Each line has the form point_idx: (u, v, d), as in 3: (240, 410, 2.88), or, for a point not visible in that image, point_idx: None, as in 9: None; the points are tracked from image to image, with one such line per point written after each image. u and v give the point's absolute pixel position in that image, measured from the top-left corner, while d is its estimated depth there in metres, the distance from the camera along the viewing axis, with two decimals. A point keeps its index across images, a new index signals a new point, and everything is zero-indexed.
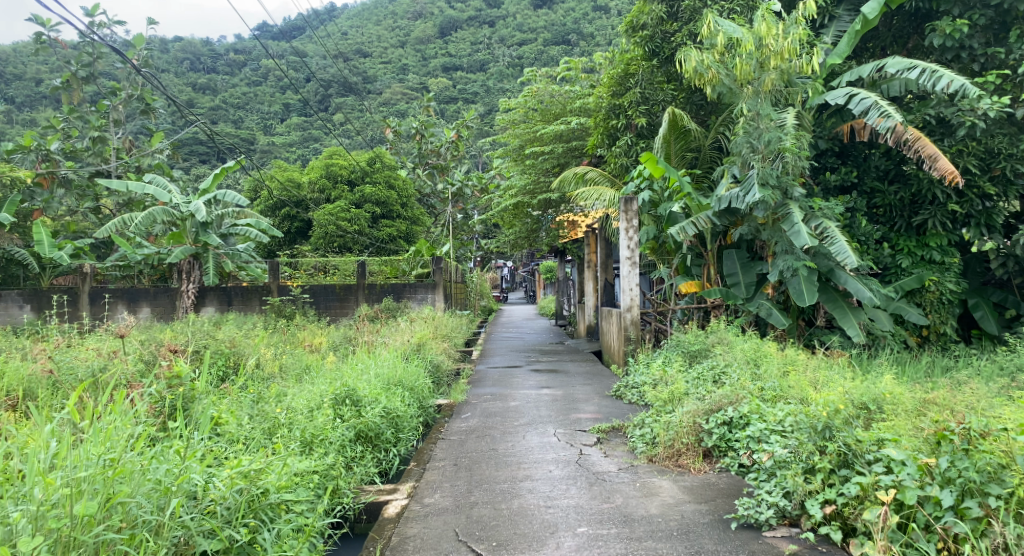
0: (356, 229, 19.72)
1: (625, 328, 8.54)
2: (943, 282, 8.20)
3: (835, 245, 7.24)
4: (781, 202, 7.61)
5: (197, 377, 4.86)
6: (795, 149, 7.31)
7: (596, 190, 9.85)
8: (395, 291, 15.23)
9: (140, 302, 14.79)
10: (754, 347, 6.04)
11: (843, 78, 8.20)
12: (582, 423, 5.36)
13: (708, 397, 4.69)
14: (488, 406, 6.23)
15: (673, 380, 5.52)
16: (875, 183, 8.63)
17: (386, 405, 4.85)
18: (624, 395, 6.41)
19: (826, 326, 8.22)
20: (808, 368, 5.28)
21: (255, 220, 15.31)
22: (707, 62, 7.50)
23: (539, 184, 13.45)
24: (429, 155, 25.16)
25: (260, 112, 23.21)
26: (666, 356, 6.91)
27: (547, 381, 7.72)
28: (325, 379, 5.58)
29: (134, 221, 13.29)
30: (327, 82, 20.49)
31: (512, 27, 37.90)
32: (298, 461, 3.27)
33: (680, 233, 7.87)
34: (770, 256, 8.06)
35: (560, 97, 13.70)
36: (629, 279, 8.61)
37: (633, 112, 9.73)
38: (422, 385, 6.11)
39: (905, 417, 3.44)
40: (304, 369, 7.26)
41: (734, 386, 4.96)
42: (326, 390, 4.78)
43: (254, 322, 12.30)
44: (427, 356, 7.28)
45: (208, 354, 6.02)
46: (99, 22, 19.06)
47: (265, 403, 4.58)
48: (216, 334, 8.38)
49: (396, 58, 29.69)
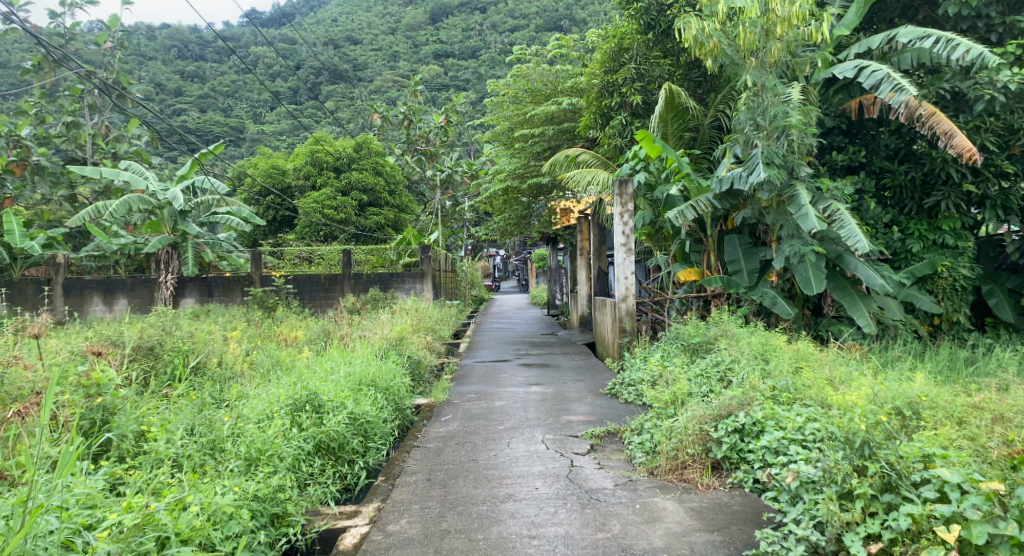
0: (341, 217, 19.06)
1: (620, 319, 8.02)
2: (956, 268, 7.73)
3: (845, 228, 6.72)
4: (786, 183, 7.06)
5: (139, 384, 4.33)
6: (802, 126, 6.76)
7: (588, 173, 9.30)
8: (382, 281, 14.61)
9: (117, 294, 14.21)
10: (761, 340, 5.52)
11: (851, 50, 7.61)
12: (573, 426, 4.85)
13: (714, 399, 4.17)
14: (469, 407, 5.70)
15: (674, 378, 5.01)
16: (885, 163, 8.09)
17: (350, 409, 4.34)
18: (620, 394, 5.88)
19: (833, 316, 7.72)
20: (824, 365, 4.77)
21: (236, 208, 14.76)
22: (708, 30, 6.88)
23: (529, 168, 12.88)
24: (418, 142, 24.57)
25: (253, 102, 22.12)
26: (665, 350, 6.39)
27: (536, 377, 7.19)
28: (287, 381, 5.04)
29: (108, 209, 12.71)
30: (318, 69, 19.93)
31: (504, 14, 37.11)
32: (223, 495, 2.72)
33: (679, 217, 7.32)
34: (773, 241, 7.54)
35: (550, 76, 13.07)
36: (624, 266, 8.06)
37: (628, 89, 9.16)
38: (399, 384, 5.58)
39: (955, 429, 2.94)
40: (277, 367, 6.70)
41: (742, 385, 4.44)
42: (283, 394, 4.26)
43: (233, 315, 11.75)
44: (406, 351, 6.74)
45: (169, 350, 5.47)
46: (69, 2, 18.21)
47: (213, 413, 4.05)
48: (184, 329, 7.83)
49: (386, 44, 28.90)
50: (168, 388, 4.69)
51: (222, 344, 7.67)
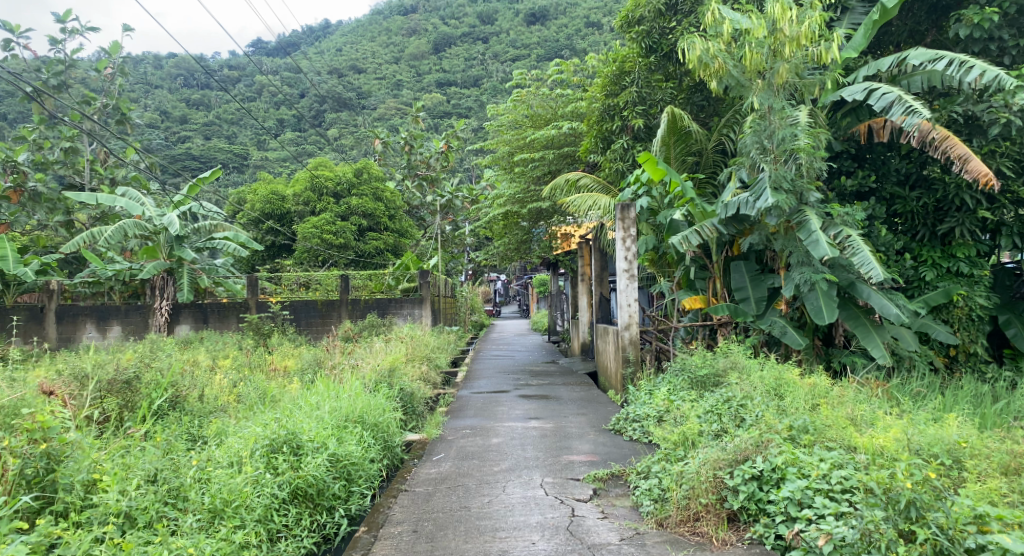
0: (340, 243, 18.82)
1: (623, 348, 7.69)
2: (972, 297, 7.43)
3: (858, 256, 6.44)
4: (796, 208, 6.80)
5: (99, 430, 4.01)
6: (811, 149, 6.52)
7: (589, 198, 9.05)
8: (379, 307, 14.27)
9: (110, 320, 13.85)
10: (775, 373, 5.19)
11: (859, 73, 7.41)
12: (574, 468, 4.50)
13: (728, 441, 3.83)
14: (463, 445, 5.35)
15: (683, 416, 4.68)
16: (895, 189, 7.83)
17: (331, 450, 4.01)
18: (624, 431, 5.52)
19: (845, 346, 7.38)
20: (845, 402, 4.45)
21: (234, 234, 14.54)
22: (713, 51, 6.66)
23: (529, 193, 12.65)
24: (418, 167, 24.20)
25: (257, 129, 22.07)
26: (671, 383, 6.06)
27: (535, 411, 6.84)
28: (267, 418, 4.70)
29: (102, 235, 12.51)
30: (322, 97, 19.98)
31: (506, 43, 37.45)
32: None
33: (683, 243, 7.06)
34: (782, 268, 7.26)
35: (550, 101, 12.93)
36: (626, 294, 7.75)
37: (629, 112, 8.95)
38: (389, 420, 5.24)
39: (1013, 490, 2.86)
40: (264, 400, 6.35)
41: (756, 426, 4.10)
42: (260, 434, 3.94)
43: (226, 343, 11.43)
44: (399, 383, 6.39)
45: (147, 384, 5.21)
46: (70, 28, 18.30)
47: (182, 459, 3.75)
48: (169, 359, 7.50)
49: (389, 73, 29.01)
50: (139, 428, 4.37)
51: (209, 374, 7.34)
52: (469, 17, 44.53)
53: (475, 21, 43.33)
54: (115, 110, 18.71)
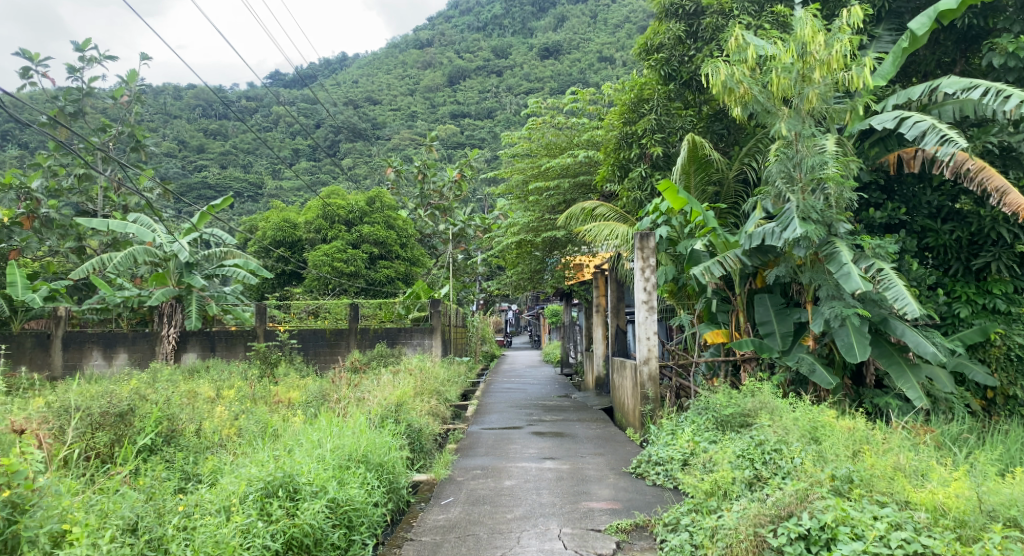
0: (351, 271, 18.66)
1: (641, 384, 7.32)
2: (1010, 335, 7.05)
3: (892, 290, 6.11)
4: (825, 239, 6.49)
5: (80, 474, 3.74)
6: (840, 178, 6.26)
7: (606, 226, 8.78)
8: (389, 336, 13.98)
9: (117, 347, 13.69)
10: (809, 415, 4.84)
11: (888, 101, 7.16)
12: (594, 518, 4.14)
13: (767, 493, 3.49)
14: (474, 487, 5.00)
15: (713, 462, 4.33)
16: (927, 221, 7.50)
17: (331, 494, 3.70)
18: (646, 475, 5.15)
19: (877, 387, 6.97)
20: (892, 448, 4.09)
21: (244, 261, 14.41)
22: (739, 75, 6.44)
23: (543, 222, 12.44)
24: (431, 196, 24.03)
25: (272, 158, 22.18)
26: (695, 422, 5.71)
27: (549, 449, 6.48)
28: (265, 456, 4.41)
29: (112, 261, 12.42)
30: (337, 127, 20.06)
31: (519, 76, 37.75)
32: None
33: (706, 274, 6.77)
34: (809, 302, 6.92)
35: (565, 130, 12.77)
36: (645, 326, 7.42)
37: (648, 140, 8.71)
38: (395, 459, 4.92)
39: None
40: (265, 435, 6.05)
41: (796, 476, 3.74)
42: (255, 476, 3.67)
43: (231, 373, 11.16)
44: (407, 418, 6.07)
45: (142, 416, 5.00)
46: (88, 57, 18.56)
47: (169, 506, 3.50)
48: (167, 390, 7.22)
49: (403, 104, 29.24)
50: (128, 470, 4.11)
51: (210, 406, 7.06)
52: (483, 51, 45.08)
53: (489, 55, 43.93)
54: (131, 138, 18.84)
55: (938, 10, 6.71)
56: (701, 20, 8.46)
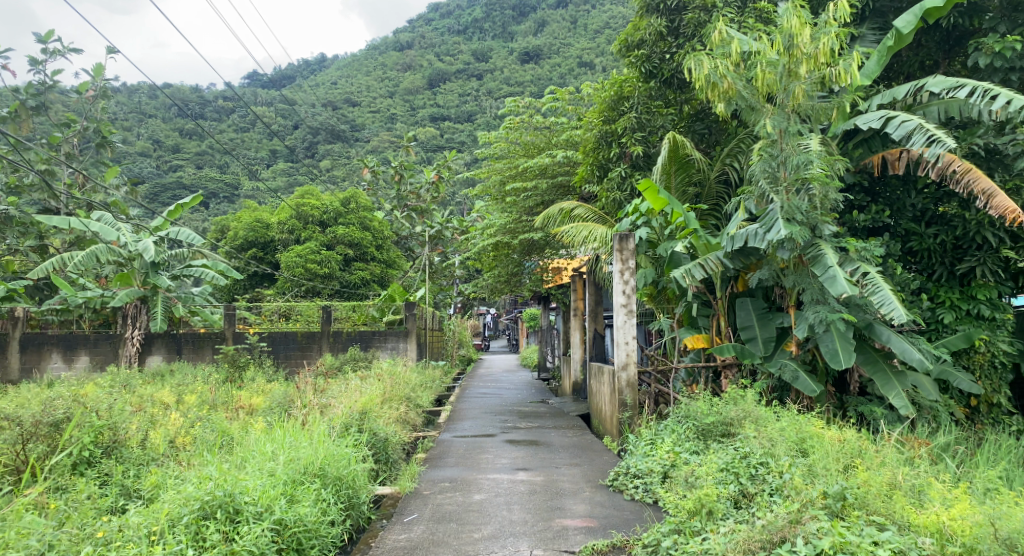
0: (325, 273, 18.19)
1: (619, 391, 7.03)
2: (994, 342, 6.91)
3: (878, 294, 5.90)
4: (809, 241, 6.29)
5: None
6: (825, 178, 6.06)
7: (585, 227, 8.50)
8: (362, 339, 13.54)
9: (77, 349, 13.05)
10: (796, 425, 4.60)
11: (873, 101, 7.02)
12: (568, 538, 3.83)
13: (755, 516, 3.23)
14: (441, 502, 4.66)
15: (695, 476, 4.06)
16: (911, 225, 7.35)
17: (277, 515, 3.34)
18: (624, 489, 4.84)
19: (860, 394, 6.76)
20: (886, 460, 3.86)
21: (213, 261, 13.91)
22: (722, 70, 6.22)
23: (521, 223, 12.14)
24: (408, 197, 23.56)
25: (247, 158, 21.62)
26: (675, 431, 5.43)
27: (523, 459, 6.16)
28: (209, 470, 4.03)
29: (73, 260, 11.87)
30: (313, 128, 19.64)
31: (500, 80, 37.50)
32: None
33: (686, 277, 6.52)
34: (792, 306, 6.70)
35: (544, 129, 12.51)
36: (623, 330, 7.13)
37: (628, 139, 8.46)
38: (357, 472, 4.55)
39: None
40: (221, 444, 5.63)
41: (786, 494, 3.47)
42: (191, 495, 3.33)
43: (194, 377, 10.67)
44: (373, 426, 5.71)
45: (79, 424, 4.63)
46: (52, 49, 17.90)
47: (91, 534, 3.13)
48: (118, 397, 6.75)
49: (381, 106, 28.95)
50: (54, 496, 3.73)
51: (165, 413, 6.63)
52: (464, 55, 44.85)
53: (470, 58, 43.73)
54: (96, 134, 18.18)
55: (924, 8, 6.54)
56: (683, 16, 8.24)
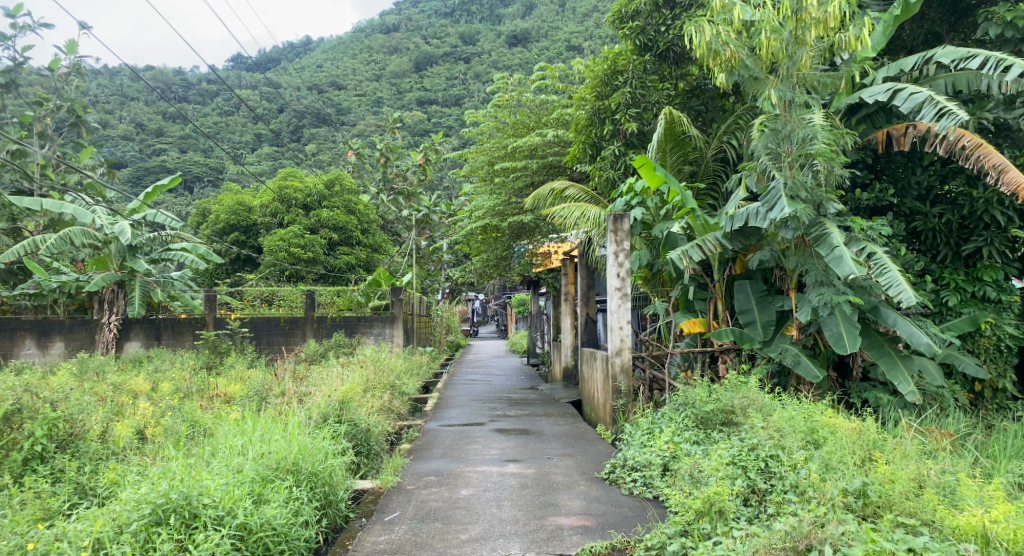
0: (309, 257, 17.69)
1: (613, 377, 6.72)
2: (1000, 325, 6.68)
3: (886, 275, 5.62)
4: (813, 220, 5.99)
5: None
6: (831, 154, 5.76)
7: (577, 207, 8.14)
8: (347, 325, 13.10)
9: (52, 335, 12.53)
10: (806, 414, 4.32)
11: (879, 74, 6.71)
12: (563, 539, 3.52)
13: (773, 524, 2.92)
14: (426, 498, 4.34)
15: (699, 470, 3.76)
16: (916, 203, 7.08)
17: (240, 519, 2.99)
18: (621, 483, 4.55)
19: (863, 379, 6.49)
20: (908, 455, 3.58)
21: (193, 245, 13.40)
22: (725, 37, 5.88)
23: (510, 205, 11.77)
24: (394, 180, 23.03)
25: (230, 141, 21.01)
26: (673, 420, 5.14)
27: (514, 450, 5.84)
28: (170, 466, 3.68)
29: (46, 243, 11.37)
30: (299, 112, 19.09)
31: (487, 64, 36.89)
32: None
33: (684, 258, 6.20)
34: (793, 289, 6.41)
35: (534, 108, 12.09)
36: (618, 315, 6.80)
37: (622, 115, 8.10)
38: (335, 466, 4.20)
39: None
40: (192, 437, 5.26)
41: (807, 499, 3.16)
42: (142, 498, 2.98)
43: (171, 364, 10.23)
44: (355, 416, 5.37)
45: (31, 419, 4.23)
46: (20, 24, 17.18)
47: (23, 546, 2.78)
48: (82, 387, 6.30)
49: (368, 90, 28.48)
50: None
51: (135, 403, 6.21)
52: (451, 38, 44.19)
53: (457, 41, 43.11)
54: (70, 113, 17.48)
55: None
56: None
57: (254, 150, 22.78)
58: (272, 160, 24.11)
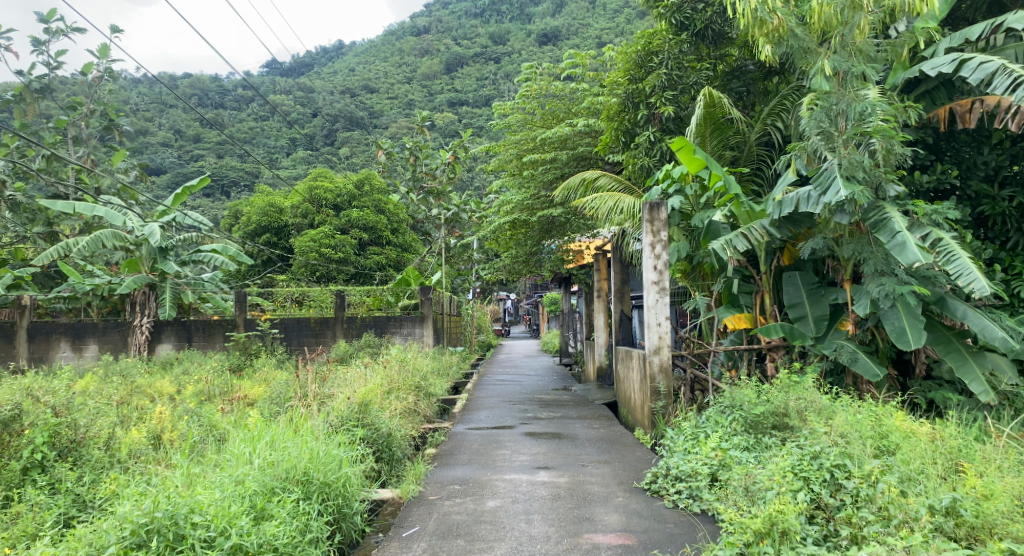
0: (340, 257, 17.51)
1: (652, 378, 6.26)
2: None
3: (955, 263, 5.05)
4: (870, 205, 5.45)
5: None
6: (891, 128, 5.23)
7: (611, 196, 7.70)
8: (377, 324, 12.86)
9: (86, 338, 12.58)
10: (874, 418, 3.83)
11: (941, 45, 6.13)
12: None
13: None
14: (449, 511, 3.97)
15: (753, 482, 3.30)
16: (983, 185, 6.45)
17: (233, 540, 2.66)
18: (664, 494, 4.11)
19: (927, 377, 5.89)
20: (1002, 466, 3.08)
21: (223, 246, 13.32)
22: (770, 5, 5.39)
23: (539, 198, 11.37)
24: (424, 179, 22.83)
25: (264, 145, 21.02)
26: (720, 424, 4.67)
27: (546, 455, 5.44)
28: (170, 477, 3.38)
29: (78, 245, 11.37)
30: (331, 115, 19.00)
31: (518, 63, 36.60)
32: None
33: (727, 248, 5.71)
34: (847, 280, 5.87)
35: (564, 98, 11.69)
36: (656, 310, 6.33)
37: (657, 98, 7.64)
38: (350, 476, 3.85)
39: None
40: (207, 442, 4.97)
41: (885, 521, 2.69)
42: (125, 516, 2.68)
43: (200, 365, 10.10)
44: (375, 420, 5.04)
45: (32, 425, 3.97)
46: (54, 29, 17.38)
47: None
48: (102, 391, 6.10)
49: (401, 92, 28.50)
50: None
51: (155, 406, 5.99)
52: (481, 38, 44.09)
53: (487, 42, 42.93)
54: (104, 117, 17.64)
55: None
56: None
57: (287, 154, 22.78)
58: (305, 162, 24.12)
